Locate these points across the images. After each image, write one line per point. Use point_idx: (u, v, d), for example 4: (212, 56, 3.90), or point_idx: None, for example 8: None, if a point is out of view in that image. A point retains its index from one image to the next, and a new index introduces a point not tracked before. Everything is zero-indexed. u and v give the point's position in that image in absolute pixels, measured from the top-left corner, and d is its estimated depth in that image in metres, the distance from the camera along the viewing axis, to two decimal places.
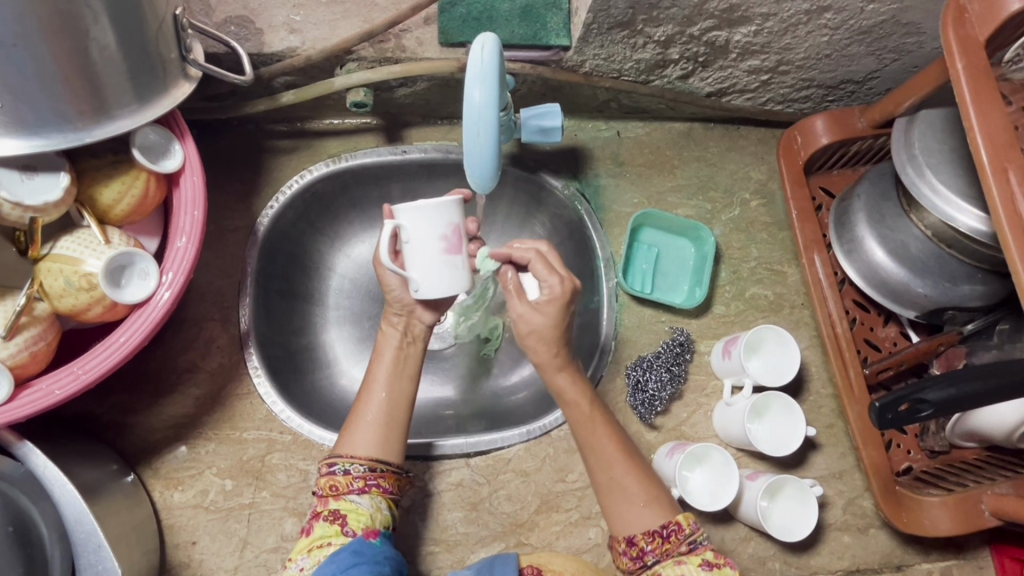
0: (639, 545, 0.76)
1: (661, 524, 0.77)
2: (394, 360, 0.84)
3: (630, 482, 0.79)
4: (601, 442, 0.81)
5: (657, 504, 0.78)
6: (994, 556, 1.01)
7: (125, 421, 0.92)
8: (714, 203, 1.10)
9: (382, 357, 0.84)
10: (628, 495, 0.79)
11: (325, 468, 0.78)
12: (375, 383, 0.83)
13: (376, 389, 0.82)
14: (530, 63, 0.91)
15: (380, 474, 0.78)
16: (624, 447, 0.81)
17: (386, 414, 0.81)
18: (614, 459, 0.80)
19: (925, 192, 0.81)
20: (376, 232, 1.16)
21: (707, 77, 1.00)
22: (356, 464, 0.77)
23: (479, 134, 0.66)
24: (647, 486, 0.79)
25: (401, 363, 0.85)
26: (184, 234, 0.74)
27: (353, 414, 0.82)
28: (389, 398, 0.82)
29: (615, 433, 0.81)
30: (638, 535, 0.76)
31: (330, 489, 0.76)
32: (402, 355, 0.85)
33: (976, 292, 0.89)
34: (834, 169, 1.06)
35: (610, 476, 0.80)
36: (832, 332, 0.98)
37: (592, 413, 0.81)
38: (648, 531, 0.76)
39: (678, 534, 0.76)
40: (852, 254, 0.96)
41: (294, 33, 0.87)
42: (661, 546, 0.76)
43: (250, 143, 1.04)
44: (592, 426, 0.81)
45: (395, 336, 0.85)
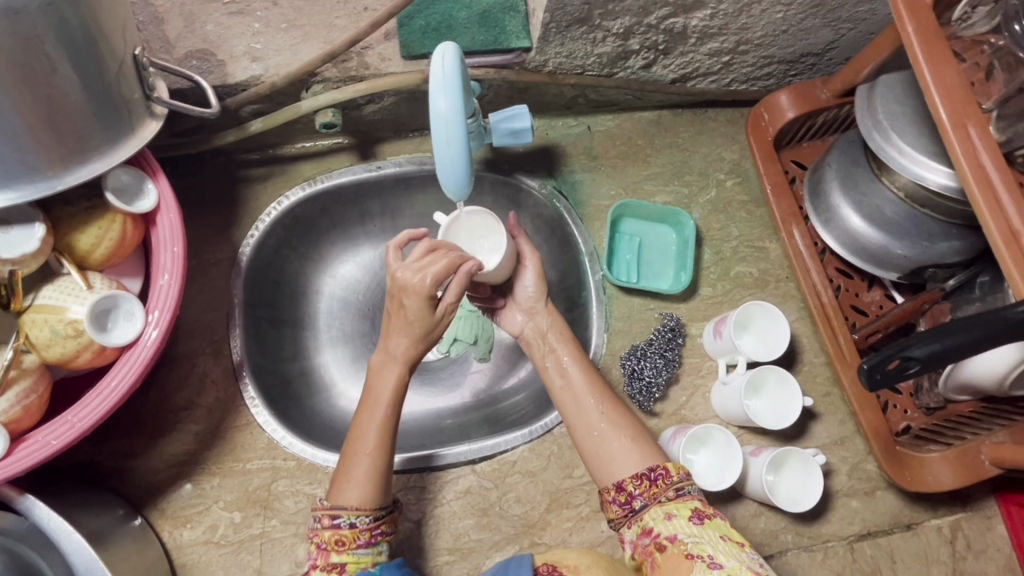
0: (627, 491, 0.77)
1: (649, 468, 0.78)
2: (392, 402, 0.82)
3: (610, 419, 0.85)
4: (576, 377, 0.89)
5: (633, 428, 0.84)
6: (1001, 505, 1.03)
7: (126, 465, 0.91)
8: (690, 186, 1.11)
9: (384, 404, 0.81)
10: (612, 434, 0.83)
11: (328, 520, 0.75)
12: (371, 428, 0.80)
13: (373, 433, 0.80)
14: (494, 67, 0.91)
15: (381, 521, 0.78)
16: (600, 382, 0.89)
17: (384, 460, 0.79)
18: (604, 407, 0.86)
19: (892, 155, 0.83)
20: (360, 250, 1.17)
21: (669, 64, 1.01)
22: (360, 516, 0.76)
23: (447, 141, 0.67)
24: (632, 426, 0.84)
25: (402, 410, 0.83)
26: (166, 271, 0.74)
27: (347, 460, 0.79)
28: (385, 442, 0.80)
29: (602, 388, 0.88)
30: (626, 480, 0.78)
31: (335, 543, 0.75)
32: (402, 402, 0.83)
33: (953, 248, 0.91)
34: (804, 141, 1.06)
35: (598, 424, 0.85)
36: (817, 302, 0.99)
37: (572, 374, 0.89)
38: (636, 476, 0.78)
39: (666, 479, 0.77)
40: (829, 223, 0.98)
41: (256, 61, 0.88)
42: (649, 491, 0.77)
43: (224, 174, 1.04)
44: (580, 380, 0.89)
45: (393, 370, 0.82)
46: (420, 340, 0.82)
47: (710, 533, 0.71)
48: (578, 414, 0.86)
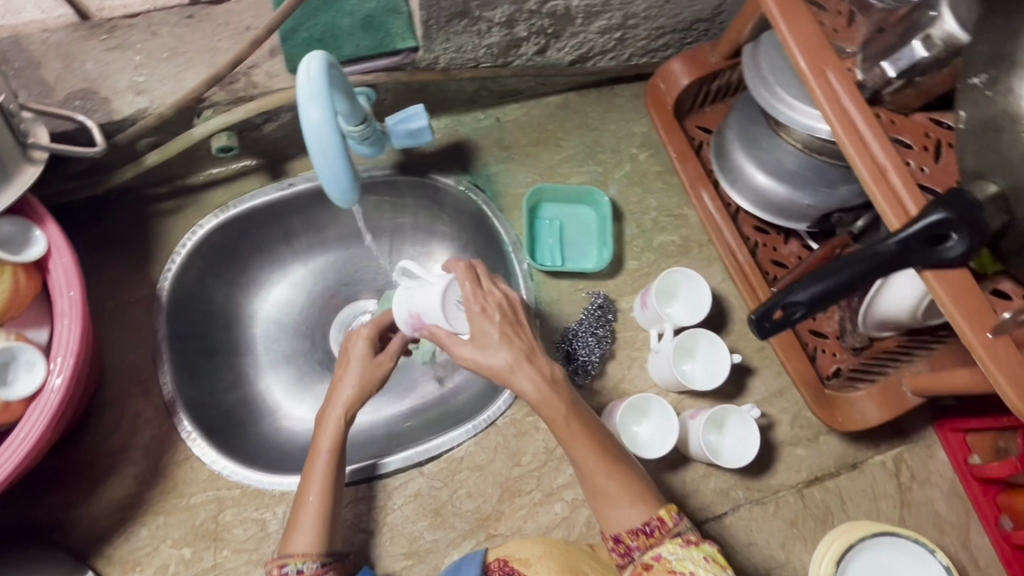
0: (626, 543, 0.76)
1: (645, 521, 0.76)
2: (335, 452, 0.84)
3: (614, 486, 0.77)
4: (569, 432, 0.77)
5: (631, 491, 0.78)
6: (938, 432, 1.06)
7: (66, 518, 0.90)
8: (604, 164, 1.12)
9: (327, 452, 0.84)
10: (614, 494, 0.77)
11: (277, 570, 0.77)
12: (319, 478, 0.82)
13: (320, 483, 0.82)
14: (383, 71, 0.91)
15: (330, 567, 0.79)
16: (610, 446, 0.79)
17: (330, 508, 0.82)
18: (598, 466, 0.78)
19: (782, 109, 0.85)
20: (289, 270, 1.17)
21: (562, 46, 1.02)
22: (308, 562, 0.78)
23: (324, 148, 0.68)
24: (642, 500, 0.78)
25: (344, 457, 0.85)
26: (65, 316, 0.73)
27: (296, 511, 0.81)
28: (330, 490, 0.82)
29: (597, 441, 0.78)
30: (623, 534, 0.76)
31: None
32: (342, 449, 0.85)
33: (854, 190, 0.93)
34: (705, 107, 1.09)
35: (595, 480, 0.78)
36: (734, 260, 1.01)
37: (569, 427, 0.77)
38: (632, 529, 0.76)
39: (661, 530, 0.75)
40: (737, 182, 0.99)
41: (141, 93, 0.86)
42: (647, 542, 0.75)
43: (134, 212, 1.03)
44: (572, 436, 0.77)
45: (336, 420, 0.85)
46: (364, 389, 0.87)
47: (697, 554, 0.72)
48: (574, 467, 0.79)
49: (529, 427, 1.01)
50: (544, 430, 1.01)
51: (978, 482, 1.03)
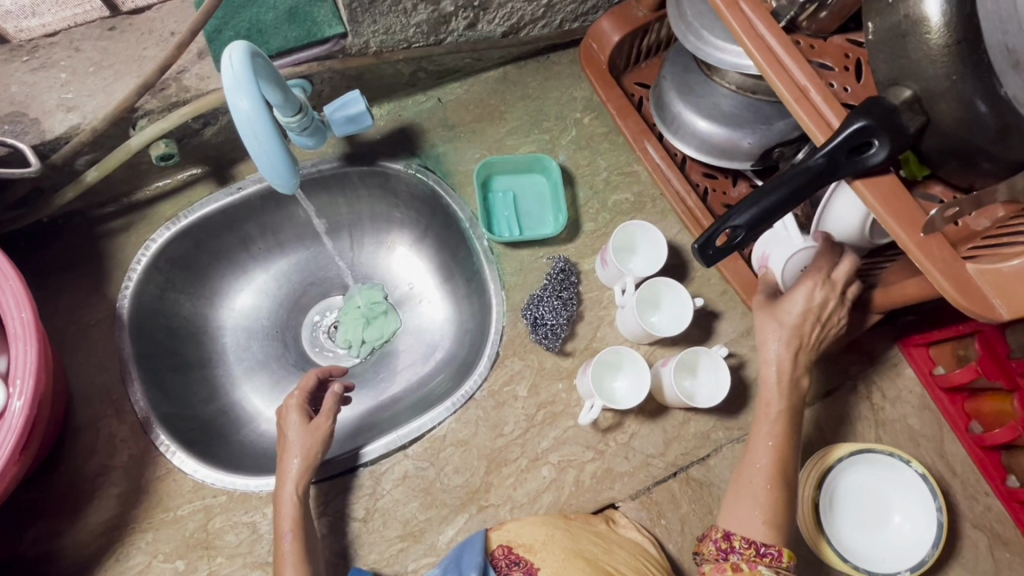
0: (732, 543, 0.83)
1: (765, 543, 0.82)
2: (298, 528, 0.84)
3: (762, 492, 0.85)
4: (766, 424, 0.89)
5: (778, 499, 0.85)
6: (903, 350, 1.10)
7: (52, 547, 0.89)
8: (550, 132, 1.13)
9: (287, 530, 0.84)
10: (751, 502, 0.85)
11: None
12: (288, 557, 0.82)
13: (291, 562, 0.82)
14: (316, 60, 0.91)
15: None
16: (789, 461, 0.88)
17: None
18: (764, 467, 0.87)
19: (711, 52, 0.87)
20: (252, 276, 1.17)
21: (492, 18, 1.02)
22: None
23: (257, 137, 0.68)
24: (773, 510, 0.84)
25: (309, 533, 0.85)
26: (19, 339, 0.72)
27: None
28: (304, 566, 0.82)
29: (780, 454, 0.87)
30: (736, 534, 0.83)
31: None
32: (305, 526, 0.85)
33: (791, 124, 0.96)
34: (641, 63, 1.10)
35: (752, 475, 0.87)
36: (684, 206, 1.02)
37: (773, 419, 0.89)
38: (747, 537, 0.83)
39: (775, 558, 0.81)
40: (679, 132, 1.01)
41: (71, 110, 0.85)
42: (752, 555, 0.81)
43: (83, 234, 1.01)
44: (761, 437, 0.89)
45: (291, 499, 0.86)
46: (309, 457, 0.89)
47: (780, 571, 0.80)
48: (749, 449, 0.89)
49: (507, 396, 1.02)
50: (523, 398, 1.02)
51: (945, 392, 1.07)
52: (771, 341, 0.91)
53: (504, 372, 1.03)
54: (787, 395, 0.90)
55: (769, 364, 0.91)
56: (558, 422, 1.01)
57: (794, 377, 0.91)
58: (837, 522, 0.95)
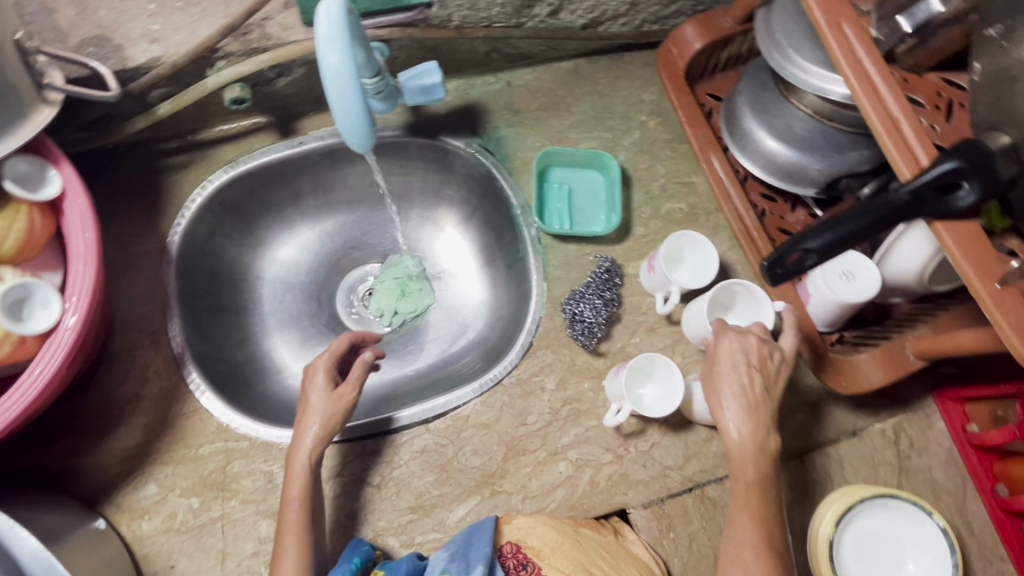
0: None
1: None
2: (304, 497, 0.85)
3: (748, 526, 0.84)
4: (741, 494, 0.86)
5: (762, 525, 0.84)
6: (938, 402, 1.08)
7: (75, 465, 0.91)
8: (614, 131, 1.12)
9: (293, 499, 0.84)
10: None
11: None
12: (291, 526, 0.83)
13: (293, 532, 0.83)
14: (398, 26, 0.91)
15: None
16: (774, 530, 0.84)
17: (305, 556, 0.82)
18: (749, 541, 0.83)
19: (794, 71, 0.86)
20: (297, 231, 1.18)
21: (576, 9, 1.02)
22: None
23: (342, 95, 0.69)
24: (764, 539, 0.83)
25: (314, 502, 0.86)
26: (79, 258, 0.72)
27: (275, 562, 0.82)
28: (305, 537, 0.83)
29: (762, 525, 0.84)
30: None
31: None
32: (312, 492, 0.86)
33: (863, 156, 0.94)
34: (717, 75, 1.09)
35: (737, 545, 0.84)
36: (743, 225, 1.01)
37: (748, 488, 0.85)
38: None
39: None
40: (746, 148, 1.01)
41: (155, 42, 0.86)
42: None
43: (144, 165, 1.02)
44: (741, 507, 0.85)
45: (301, 469, 0.85)
46: (328, 426, 0.88)
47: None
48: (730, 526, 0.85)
49: (534, 387, 1.02)
50: (550, 391, 1.01)
51: (975, 450, 1.05)
52: (728, 413, 0.87)
53: (535, 362, 1.03)
54: (760, 462, 0.86)
55: (731, 431, 0.87)
56: (581, 420, 1.01)
57: (762, 438, 0.87)
58: (846, 563, 0.94)
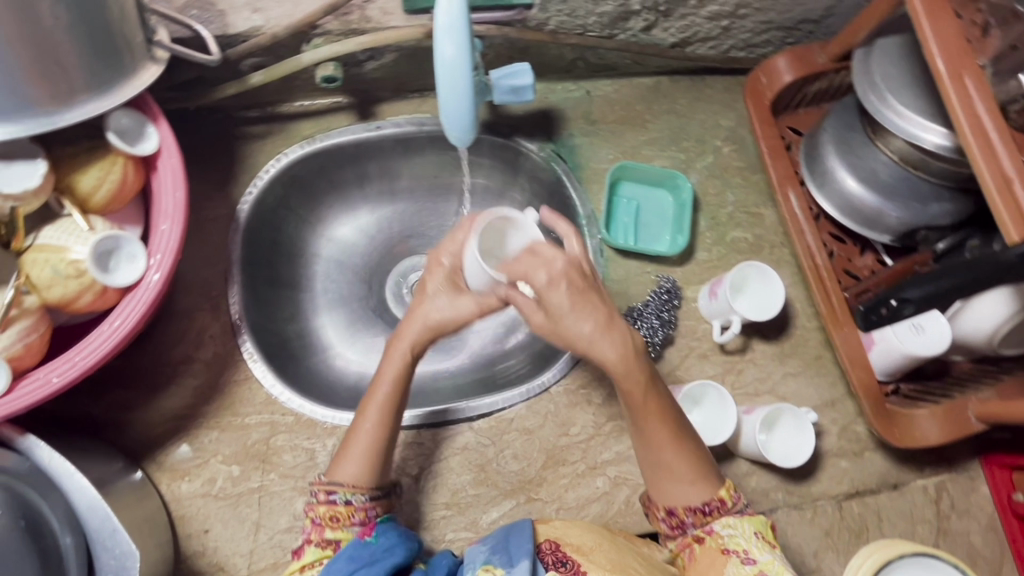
0: (681, 518, 0.82)
1: (705, 502, 0.82)
2: (395, 388, 0.86)
3: (684, 467, 0.82)
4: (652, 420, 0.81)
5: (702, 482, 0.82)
6: (984, 467, 1.06)
7: (123, 418, 0.91)
8: (687, 152, 1.12)
9: (384, 384, 0.86)
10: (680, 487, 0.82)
11: (324, 495, 0.82)
12: (375, 410, 0.85)
13: (373, 417, 0.85)
14: (496, 24, 0.91)
15: (369, 502, 0.83)
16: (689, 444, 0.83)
17: (379, 442, 0.84)
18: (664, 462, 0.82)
19: (889, 116, 0.85)
20: (356, 213, 1.17)
21: (669, 26, 1.01)
22: (356, 494, 0.82)
23: (453, 85, 0.69)
24: (698, 476, 0.82)
25: (404, 391, 0.87)
26: (167, 218, 0.73)
27: (349, 439, 0.85)
28: (385, 423, 0.85)
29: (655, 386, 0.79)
30: (680, 508, 0.82)
31: (329, 519, 0.81)
32: (405, 384, 0.87)
33: (944, 210, 0.93)
34: (800, 108, 1.08)
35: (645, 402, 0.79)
36: (811, 263, 1.00)
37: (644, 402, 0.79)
38: (690, 507, 0.82)
39: (721, 509, 0.82)
40: (824, 186, 1.00)
41: (257, 11, 0.87)
42: (702, 519, 0.82)
43: (222, 130, 1.03)
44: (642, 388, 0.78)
45: (400, 351, 0.87)
46: (441, 324, 0.88)
47: (746, 528, 0.80)
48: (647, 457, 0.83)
49: (581, 399, 1.01)
50: (596, 405, 1.01)
51: (1017, 520, 1.03)
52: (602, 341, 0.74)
53: (583, 374, 1.02)
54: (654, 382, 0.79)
55: (596, 343, 0.74)
56: (623, 438, 1.00)
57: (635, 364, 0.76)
58: None
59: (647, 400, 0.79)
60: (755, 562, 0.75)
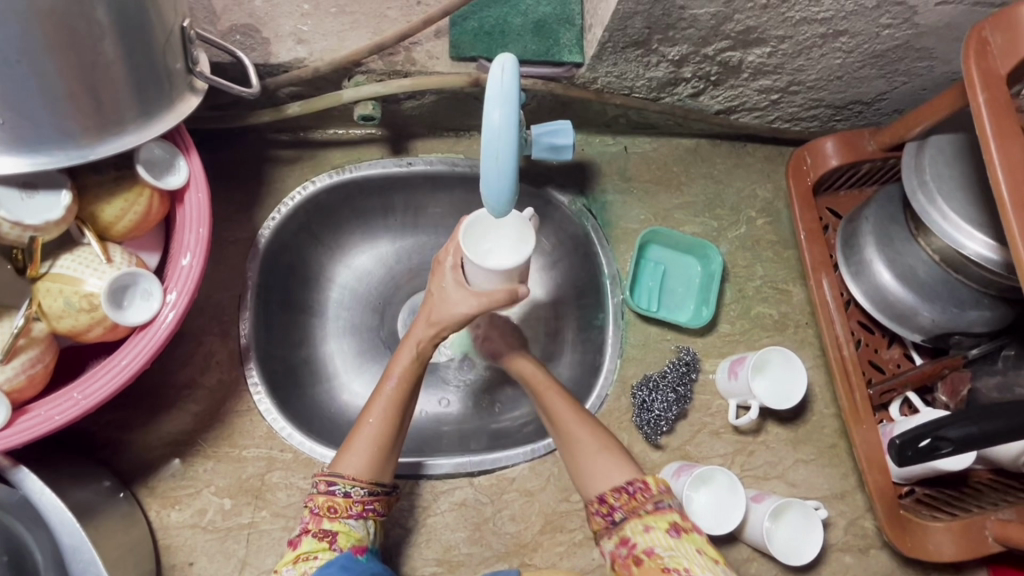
0: (609, 503, 0.80)
1: (630, 482, 0.80)
2: (403, 381, 0.84)
3: (584, 430, 0.87)
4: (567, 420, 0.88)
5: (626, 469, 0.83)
6: None
7: (120, 438, 0.89)
8: (721, 220, 1.09)
9: (392, 377, 0.84)
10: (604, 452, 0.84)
11: (324, 486, 0.77)
12: (383, 403, 0.82)
13: (382, 408, 0.82)
14: (542, 79, 0.89)
15: (376, 499, 0.79)
16: (602, 436, 0.87)
17: (385, 434, 0.81)
18: (598, 448, 0.85)
19: (935, 218, 0.81)
20: (377, 242, 1.13)
21: (717, 95, 0.99)
22: (356, 486, 0.78)
23: (497, 155, 0.66)
24: (601, 437, 0.86)
25: (413, 386, 0.85)
26: (188, 251, 0.71)
27: (355, 430, 0.82)
28: (394, 416, 0.82)
29: (582, 415, 0.89)
30: (607, 494, 0.80)
31: (327, 509, 0.76)
32: (413, 379, 0.85)
33: (982, 317, 0.90)
34: (841, 190, 1.06)
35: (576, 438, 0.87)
36: (838, 354, 0.97)
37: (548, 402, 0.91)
38: (616, 490, 0.80)
39: (643, 492, 0.79)
40: (858, 275, 0.96)
41: (301, 43, 0.85)
42: (629, 503, 0.79)
43: (252, 152, 1.02)
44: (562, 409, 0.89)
45: (413, 341, 0.85)
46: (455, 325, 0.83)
47: (687, 547, 0.74)
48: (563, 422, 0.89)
49: None
50: None
51: None
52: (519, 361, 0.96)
53: None
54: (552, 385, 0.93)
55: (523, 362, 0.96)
56: None
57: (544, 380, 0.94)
58: None
59: (532, 368, 0.95)
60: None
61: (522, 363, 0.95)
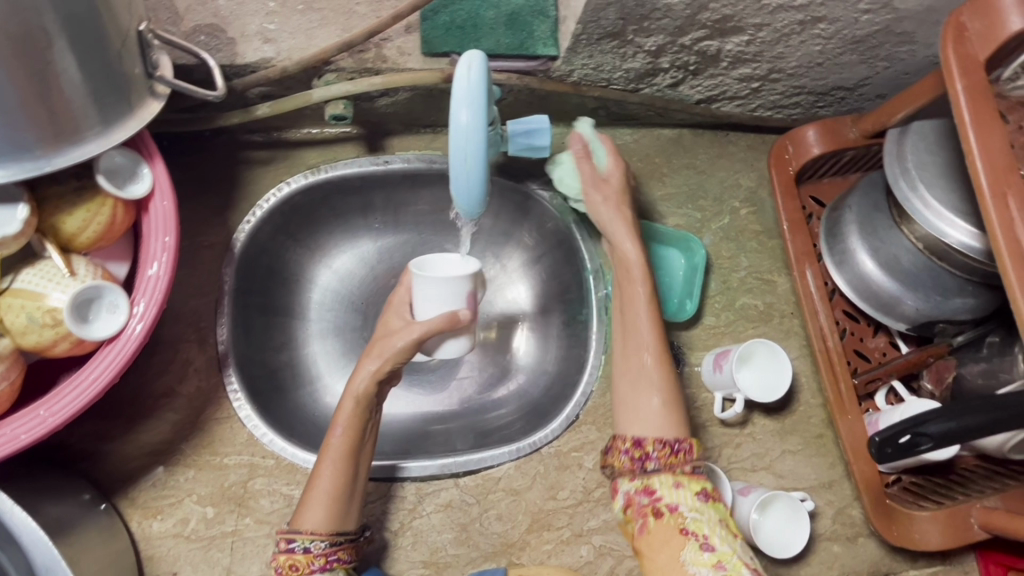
0: (646, 449, 0.76)
1: (675, 439, 0.77)
2: (350, 431, 0.78)
3: (657, 373, 0.82)
4: (634, 339, 0.85)
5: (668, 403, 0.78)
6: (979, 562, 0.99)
7: (98, 449, 0.88)
8: (703, 211, 1.08)
9: (337, 425, 0.78)
10: (648, 387, 0.81)
11: (284, 543, 0.74)
12: (334, 454, 0.77)
13: (335, 460, 0.77)
14: (517, 73, 0.87)
15: (340, 547, 0.76)
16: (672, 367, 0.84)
17: (340, 485, 0.77)
18: (659, 387, 0.81)
19: (916, 206, 0.80)
20: (358, 241, 1.11)
21: (697, 84, 0.97)
22: (316, 541, 0.74)
23: (466, 158, 0.64)
24: (668, 389, 0.81)
25: (361, 433, 0.79)
26: (155, 261, 0.69)
27: (310, 483, 0.77)
28: (345, 467, 0.77)
29: (657, 324, 0.86)
30: (648, 440, 0.77)
31: (290, 567, 0.73)
32: (359, 428, 0.79)
33: (966, 305, 0.89)
34: (825, 177, 1.05)
35: (638, 368, 0.83)
36: (823, 346, 0.97)
37: (636, 325, 0.86)
38: (660, 440, 0.77)
39: (686, 454, 0.76)
40: (842, 265, 0.95)
41: (268, 42, 0.83)
42: (667, 458, 0.76)
43: (225, 154, 1.00)
44: (638, 310, 0.87)
45: (359, 384, 0.79)
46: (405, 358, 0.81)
47: (711, 514, 0.74)
48: (632, 317, 0.87)
49: (572, 462, 0.98)
50: (587, 469, 0.98)
51: None
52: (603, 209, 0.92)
53: (577, 435, 1.00)
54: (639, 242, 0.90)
55: (622, 239, 0.90)
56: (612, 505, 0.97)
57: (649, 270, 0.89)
58: None
59: (641, 294, 0.87)
60: (713, 550, 0.70)
61: (634, 287, 0.88)
